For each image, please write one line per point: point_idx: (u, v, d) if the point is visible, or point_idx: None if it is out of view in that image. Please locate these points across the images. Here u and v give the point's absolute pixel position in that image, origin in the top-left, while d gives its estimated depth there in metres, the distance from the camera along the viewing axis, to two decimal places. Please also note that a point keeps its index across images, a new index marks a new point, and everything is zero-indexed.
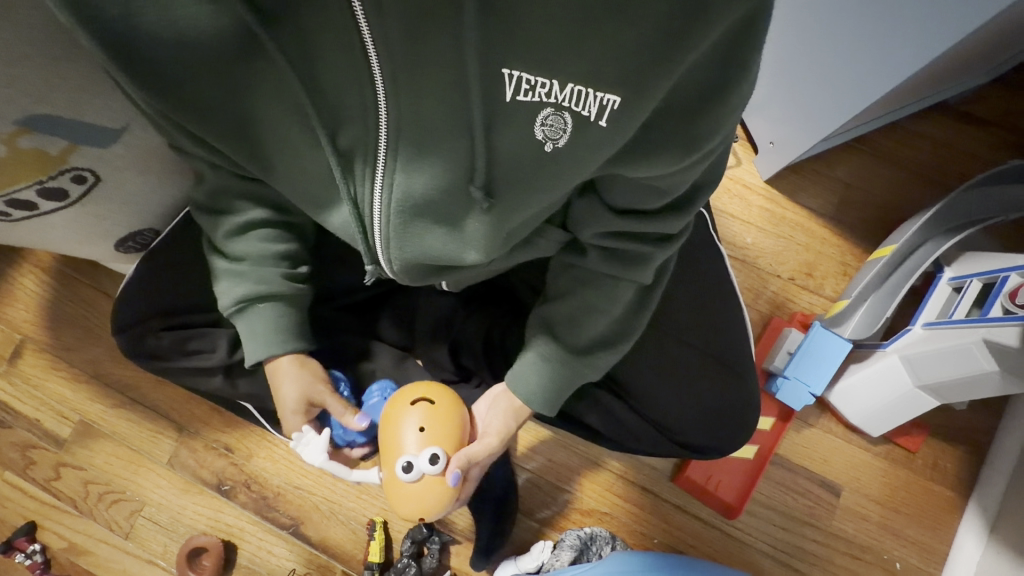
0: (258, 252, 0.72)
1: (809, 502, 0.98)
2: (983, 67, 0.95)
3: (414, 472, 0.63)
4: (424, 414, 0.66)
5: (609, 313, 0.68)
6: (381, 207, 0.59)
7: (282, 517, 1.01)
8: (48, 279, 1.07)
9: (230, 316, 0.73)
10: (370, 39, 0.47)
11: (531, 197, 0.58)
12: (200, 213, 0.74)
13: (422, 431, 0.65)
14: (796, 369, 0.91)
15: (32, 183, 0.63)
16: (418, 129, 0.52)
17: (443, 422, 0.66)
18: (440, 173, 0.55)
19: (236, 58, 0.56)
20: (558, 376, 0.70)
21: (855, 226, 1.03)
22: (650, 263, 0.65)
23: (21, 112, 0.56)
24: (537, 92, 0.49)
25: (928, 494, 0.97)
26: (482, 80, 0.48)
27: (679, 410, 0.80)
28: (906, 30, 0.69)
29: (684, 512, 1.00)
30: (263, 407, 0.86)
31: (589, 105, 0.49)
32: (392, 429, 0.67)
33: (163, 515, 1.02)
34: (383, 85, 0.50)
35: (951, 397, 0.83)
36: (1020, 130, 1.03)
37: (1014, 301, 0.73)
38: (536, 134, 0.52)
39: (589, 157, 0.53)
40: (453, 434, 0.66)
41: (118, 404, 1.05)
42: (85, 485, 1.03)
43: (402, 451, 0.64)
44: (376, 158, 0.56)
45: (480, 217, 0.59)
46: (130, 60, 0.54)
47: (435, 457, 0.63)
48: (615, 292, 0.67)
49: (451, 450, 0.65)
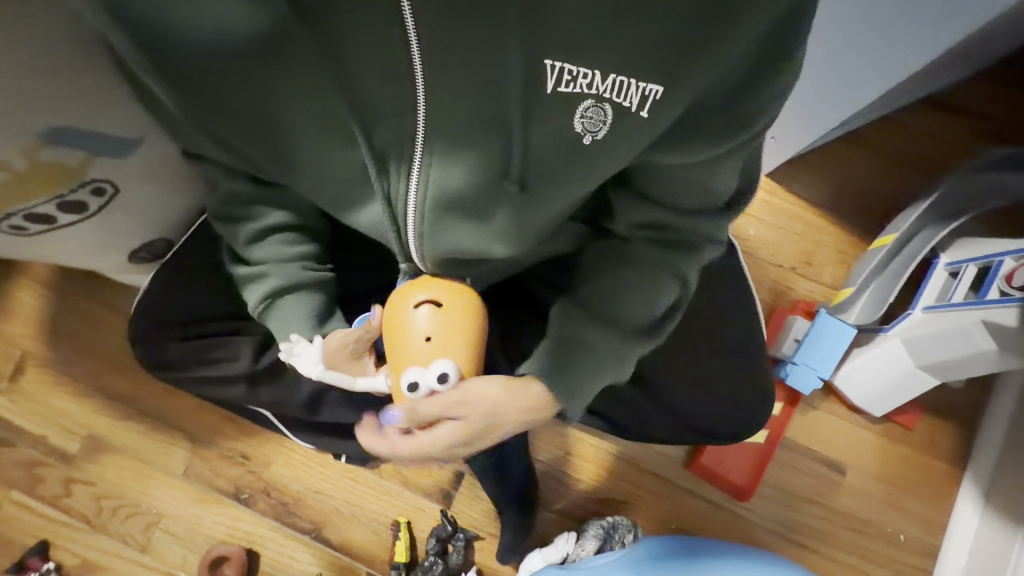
0: (279, 254, 0.72)
1: (815, 481, 1.02)
2: (970, 60, 0.98)
3: (421, 389, 0.55)
4: (432, 321, 0.55)
5: (652, 299, 0.67)
6: (415, 202, 0.59)
7: (302, 522, 1.01)
8: (46, 292, 1.04)
9: (260, 315, 0.74)
10: (413, 33, 0.48)
11: (567, 189, 0.59)
12: (218, 222, 0.73)
13: (427, 339, 0.55)
14: (804, 355, 0.95)
15: (51, 197, 0.62)
16: (456, 122, 0.53)
17: (452, 331, 0.55)
18: (476, 166, 0.56)
19: (264, 57, 0.54)
20: (580, 345, 0.67)
21: (851, 215, 1.07)
22: (698, 256, 0.65)
23: (44, 125, 0.56)
24: (578, 83, 0.50)
25: (926, 469, 1.02)
26: (522, 72, 0.49)
27: (697, 399, 0.82)
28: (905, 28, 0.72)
29: (697, 496, 1.03)
30: (283, 413, 0.86)
31: (630, 96, 0.50)
32: (397, 336, 0.56)
33: (180, 526, 1.01)
34: (424, 79, 0.51)
35: (950, 375, 0.88)
36: (1005, 118, 1.07)
37: (1010, 284, 0.79)
38: (575, 126, 0.53)
39: (628, 147, 0.54)
40: (464, 343, 0.56)
41: (126, 416, 1.03)
42: (97, 500, 1.02)
43: (407, 364, 0.55)
44: (412, 153, 0.56)
45: (515, 210, 0.60)
46: (161, 62, 0.54)
47: (445, 376, 0.54)
48: (660, 281, 0.66)
49: (463, 366, 0.56)
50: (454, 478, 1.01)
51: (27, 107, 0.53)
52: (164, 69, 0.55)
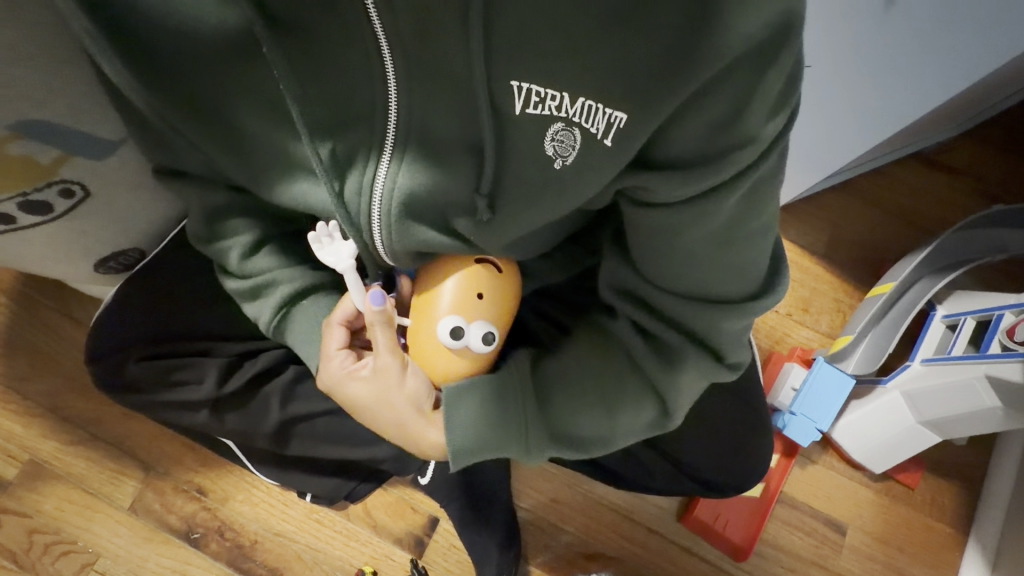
0: (280, 258, 0.68)
1: (815, 541, 0.97)
2: (957, 119, 1.01)
3: (461, 338, 0.57)
4: (486, 278, 0.59)
5: (605, 401, 0.66)
6: (380, 204, 0.56)
7: (258, 568, 0.92)
8: (6, 302, 0.98)
9: (278, 328, 0.68)
10: (380, 32, 0.46)
11: (531, 216, 0.56)
12: (202, 245, 0.69)
13: (480, 297, 0.58)
14: (803, 405, 0.92)
15: (14, 194, 0.58)
16: (429, 126, 0.52)
17: (501, 294, 0.59)
18: (449, 168, 0.54)
19: (245, 61, 0.55)
20: (515, 401, 0.64)
21: (846, 265, 1.07)
22: (684, 371, 0.61)
23: (17, 116, 0.53)
24: (546, 105, 0.48)
25: (929, 533, 0.97)
26: (490, 88, 0.48)
27: (697, 448, 0.77)
28: (881, 75, 0.73)
29: (690, 553, 0.97)
30: (249, 444, 0.79)
31: (596, 122, 0.48)
32: (449, 285, 0.58)
33: (120, 568, 0.91)
34: (397, 82, 0.49)
35: (952, 432, 0.86)
36: (992, 180, 1.10)
37: (1012, 338, 0.77)
38: (546, 149, 0.51)
39: (595, 178, 0.51)
40: (506, 313, 0.60)
41: (75, 440, 0.95)
42: (29, 535, 0.91)
43: (454, 313, 0.57)
44: (382, 152, 0.54)
45: (480, 229, 0.58)
46: (138, 49, 0.55)
47: (490, 333, 0.58)
48: (634, 392, 0.64)
49: (501, 329, 0.60)
50: (429, 524, 0.94)
51: (1, 95, 0.51)
52: (138, 57, 0.55)
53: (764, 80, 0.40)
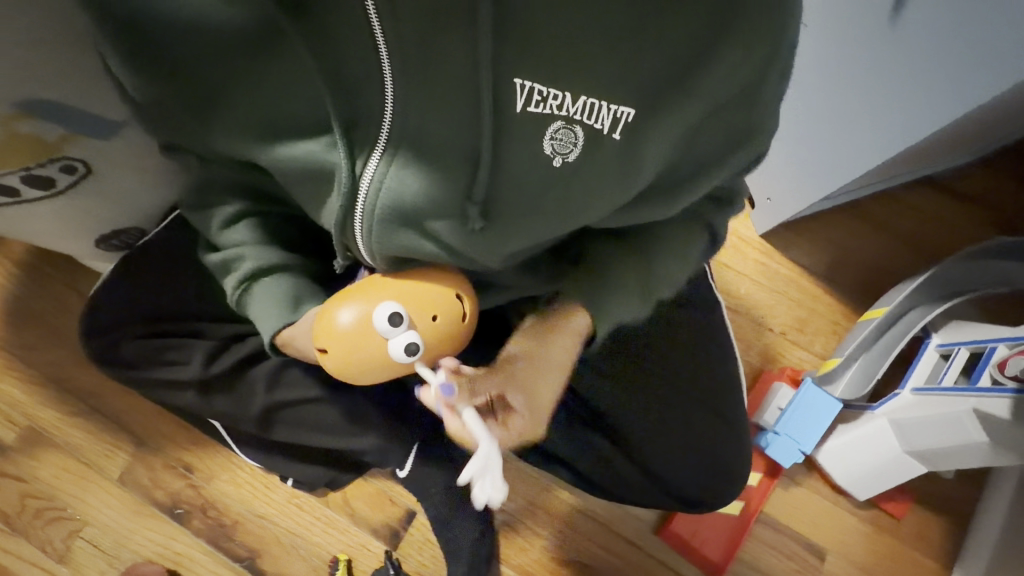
0: (254, 235, 0.69)
1: (795, 565, 0.95)
2: (970, 147, 0.99)
3: (390, 324, 0.53)
4: (449, 313, 0.55)
5: (684, 252, 0.64)
6: (366, 196, 0.54)
7: (238, 548, 0.94)
8: (16, 272, 1.01)
9: (236, 300, 0.69)
10: (380, 36, 0.47)
11: (535, 221, 0.57)
12: (190, 212, 0.70)
13: (432, 318, 0.55)
14: (787, 426, 0.91)
15: (18, 169, 0.60)
16: (427, 126, 0.51)
17: (448, 339, 0.55)
18: (442, 169, 0.53)
19: (242, 56, 0.56)
20: (625, 271, 0.63)
21: (846, 288, 1.05)
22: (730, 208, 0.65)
23: (27, 95, 0.56)
24: (548, 104, 0.51)
25: (913, 566, 0.95)
26: (494, 88, 0.49)
27: (675, 463, 0.77)
28: (887, 90, 0.74)
29: (665, 566, 0.96)
30: (234, 427, 0.81)
31: (601, 118, 0.52)
32: (417, 288, 0.55)
33: (107, 538, 0.94)
34: (392, 70, 0.49)
35: (939, 465, 0.84)
36: (1004, 210, 1.07)
37: (1002, 371, 0.76)
38: (546, 147, 0.53)
39: (602, 174, 0.55)
40: (439, 351, 0.55)
41: (72, 410, 0.98)
42: (22, 499, 0.95)
43: (401, 306, 0.54)
44: (375, 144, 0.52)
45: (469, 236, 0.57)
46: (138, 36, 0.57)
47: (415, 347, 0.53)
48: (689, 238, 0.64)
49: (427, 357, 0.55)
50: (406, 517, 0.95)
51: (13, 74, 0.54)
52: (137, 43, 0.57)
53: (762, 89, 0.53)
